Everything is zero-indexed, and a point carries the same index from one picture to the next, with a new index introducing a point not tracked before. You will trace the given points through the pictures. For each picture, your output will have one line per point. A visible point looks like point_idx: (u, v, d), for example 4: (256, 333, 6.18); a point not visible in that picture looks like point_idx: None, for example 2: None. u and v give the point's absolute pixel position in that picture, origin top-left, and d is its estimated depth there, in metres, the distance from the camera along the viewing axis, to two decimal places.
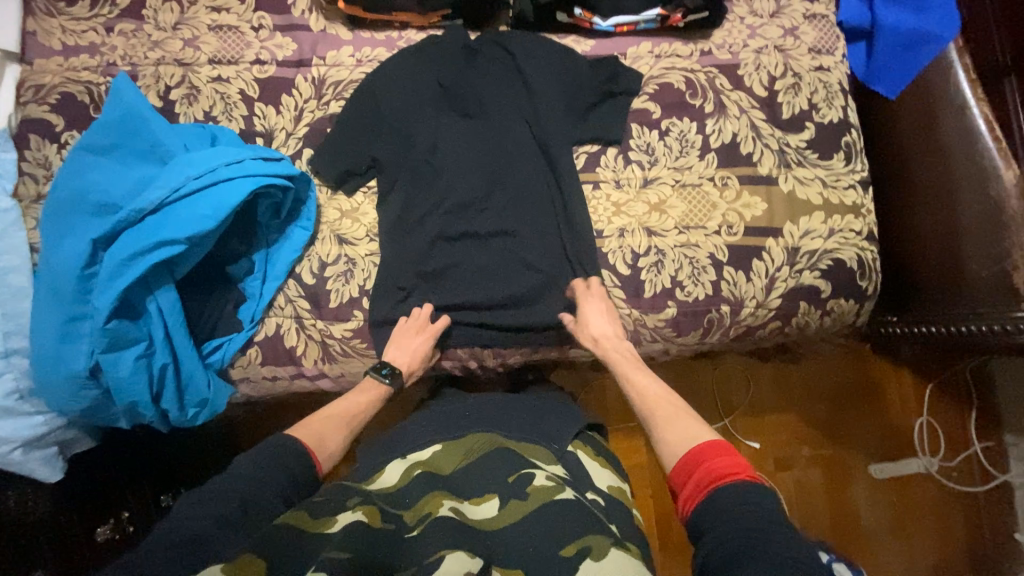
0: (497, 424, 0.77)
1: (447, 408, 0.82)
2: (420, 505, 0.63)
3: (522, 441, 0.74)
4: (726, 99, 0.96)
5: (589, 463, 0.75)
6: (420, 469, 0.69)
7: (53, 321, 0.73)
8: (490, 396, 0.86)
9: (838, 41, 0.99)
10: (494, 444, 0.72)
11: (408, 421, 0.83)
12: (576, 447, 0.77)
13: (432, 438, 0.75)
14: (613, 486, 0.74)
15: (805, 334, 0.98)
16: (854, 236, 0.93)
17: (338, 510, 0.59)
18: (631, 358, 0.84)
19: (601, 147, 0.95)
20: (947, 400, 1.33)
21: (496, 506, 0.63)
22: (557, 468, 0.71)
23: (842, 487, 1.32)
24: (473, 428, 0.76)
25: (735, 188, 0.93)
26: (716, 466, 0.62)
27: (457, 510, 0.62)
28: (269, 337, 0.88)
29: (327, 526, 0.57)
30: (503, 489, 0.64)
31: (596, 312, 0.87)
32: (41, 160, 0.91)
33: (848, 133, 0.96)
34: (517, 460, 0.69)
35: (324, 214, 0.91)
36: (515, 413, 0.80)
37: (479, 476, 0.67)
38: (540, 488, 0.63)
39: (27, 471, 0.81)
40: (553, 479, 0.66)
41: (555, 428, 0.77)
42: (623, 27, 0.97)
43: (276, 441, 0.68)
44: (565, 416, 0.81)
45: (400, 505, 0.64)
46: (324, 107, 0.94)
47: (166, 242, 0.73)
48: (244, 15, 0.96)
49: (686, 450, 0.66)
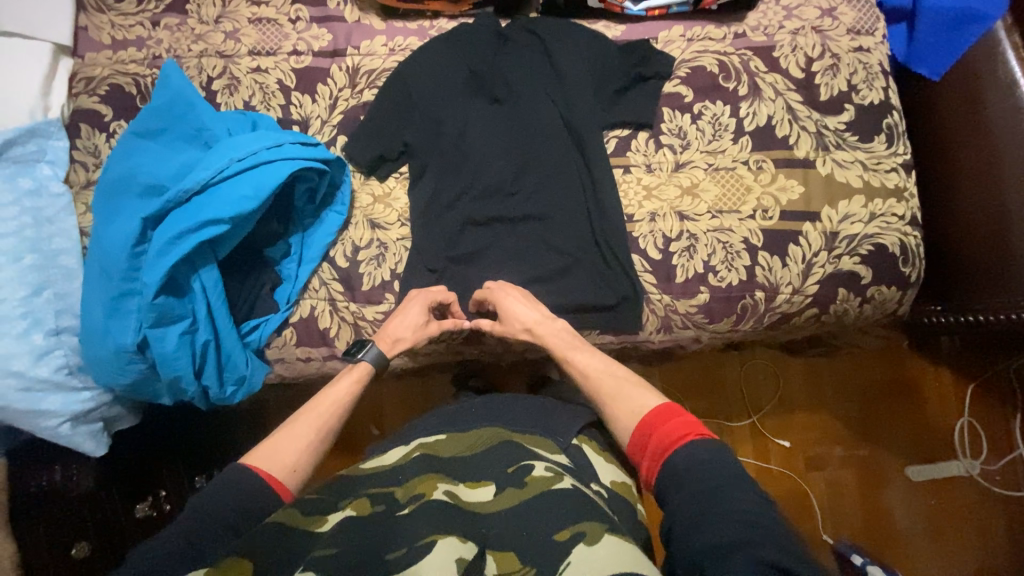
0: (502, 419, 0.77)
1: (455, 407, 0.83)
2: (412, 485, 0.61)
3: (526, 434, 0.73)
4: (760, 82, 0.94)
5: (594, 457, 0.74)
6: (420, 451, 0.68)
7: (102, 297, 0.76)
8: (498, 396, 0.85)
9: (878, 21, 0.96)
10: (499, 437, 0.71)
11: (426, 415, 0.84)
12: (581, 440, 0.76)
13: (438, 430, 0.75)
14: (616, 481, 0.73)
15: (843, 324, 0.96)
16: (896, 220, 0.90)
17: (330, 509, 0.57)
18: (569, 340, 0.82)
19: (632, 131, 0.94)
20: (990, 399, 1.27)
21: (492, 490, 0.61)
22: (560, 456, 0.70)
23: (876, 489, 1.27)
24: (481, 421, 0.76)
25: (770, 172, 0.92)
26: (666, 432, 0.63)
27: (451, 494, 0.60)
28: (304, 318, 0.90)
29: (318, 525, 0.55)
30: (501, 478, 0.63)
31: (517, 302, 0.84)
32: (91, 149, 0.95)
33: (890, 115, 0.93)
34: (520, 450, 0.67)
35: (357, 199, 0.93)
36: (523, 410, 0.79)
37: (484, 462, 0.66)
38: (539, 478, 0.61)
39: (73, 444, 0.84)
40: (552, 469, 0.64)
41: (563, 422, 0.77)
42: (655, 11, 0.97)
43: (233, 470, 0.63)
44: (573, 411, 0.80)
45: (394, 485, 0.62)
46: (358, 95, 0.96)
47: (210, 222, 0.76)
48: (282, 8, 0.99)
49: (636, 422, 0.67)
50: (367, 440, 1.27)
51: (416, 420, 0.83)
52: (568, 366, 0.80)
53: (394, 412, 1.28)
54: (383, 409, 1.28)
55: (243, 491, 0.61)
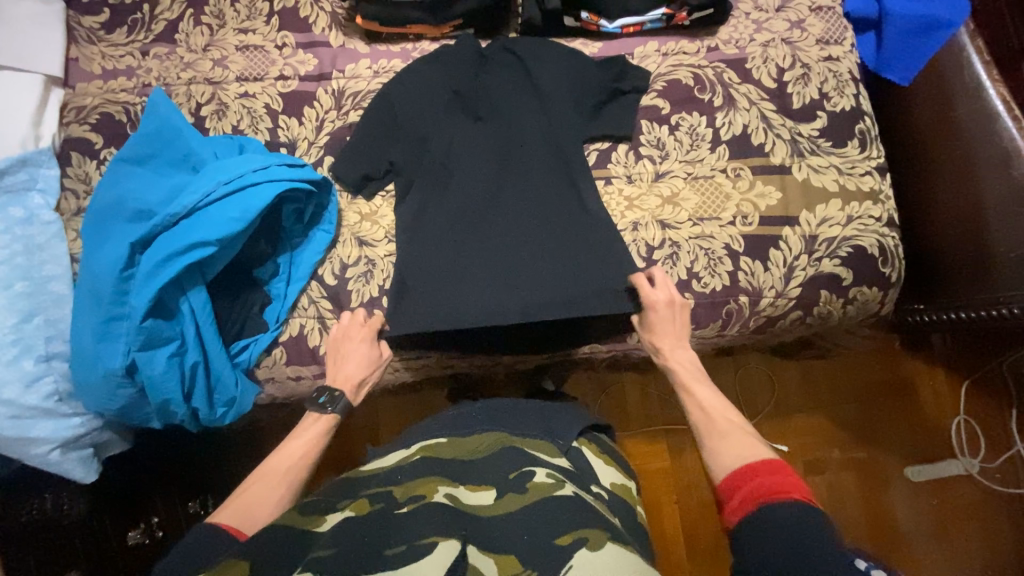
0: (506, 424, 0.77)
1: (456, 413, 0.83)
2: (412, 485, 0.62)
3: (529, 437, 0.73)
4: (734, 93, 0.97)
5: (594, 460, 0.77)
6: (421, 453, 0.70)
7: (91, 323, 0.77)
8: (498, 401, 0.86)
9: (846, 32, 0.99)
10: (503, 443, 0.71)
11: (426, 421, 0.84)
12: (581, 443, 0.79)
13: (439, 434, 0.76)
14: (616, 483, 0.75)
15: (828, 326, 0.97)
16: (873, 222, 0.92)
17: (329, 510, 0.59)
18: (694, 371, 0.82)
19: (612, 143, 0.97)
20: (985, 396, 1.28)
21: (493, 495, 0.61)
22: (562, 460, 0.70)
23: (877, 491, 1.27)
24: (481, 426, 0.77)
25: (748, 179, 0.94)
26: (781, 482, 0.60)
27: (451, 497, 0.60)
28: (293, 337, 0.90)
29: (317, 525, 0.57)
30: (502, 482, 0.63)
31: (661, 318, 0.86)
32: (82, 176, 0.97)
33: (862, 120, 0.96)
34: (524, 457, 0.68)
35: (345, 217, 0.94)
36: (525, 415, 0.80)
37: (483, 466, 0.67)
38: (540, 485, 0.62)
39: (63, 471, 0.84)
40: (554, 476, 0.64)
41: (562, 427, 0.78)
42: (630, 28, 1.00)
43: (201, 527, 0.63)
44: (572, 415, 0.82)
45: (392, 484, 0.63)
46: (344, 117, 0.98)
47: (197, 245, 0.77)
48: (268, 35, 1.02)
49: (759, 459, 0.65)
50: (362, 457, 1.27)
51: (415, 426, 0.85)
52: (685, 395, 0.80)
53: (389, 427, 1.28)
54: (380, 424, 1.28)
55: (211, 539, 0.61)
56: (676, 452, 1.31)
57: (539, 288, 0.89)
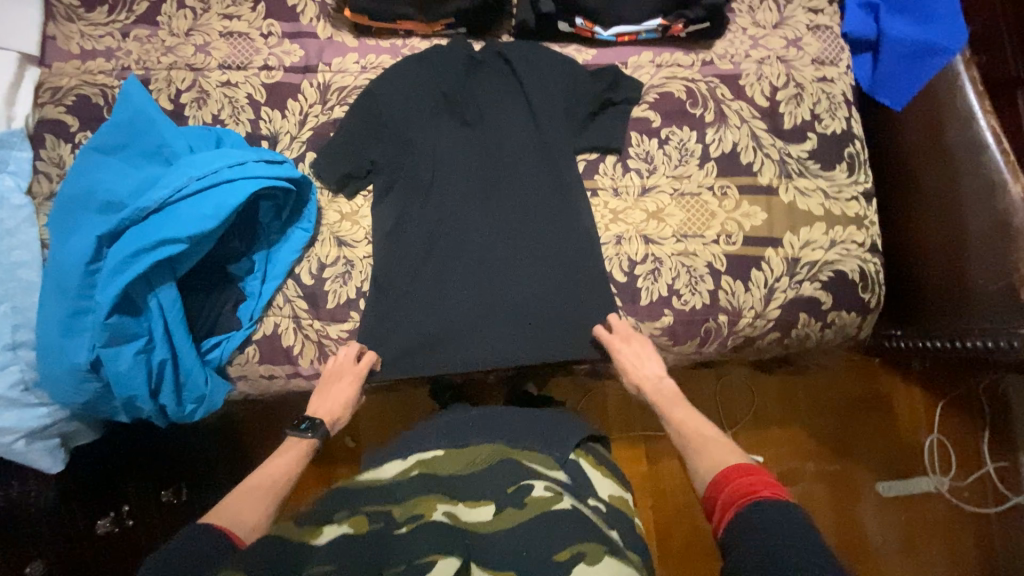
0: (499, 436, 0.76)
1: (451, 420, 0.82)
2: (412, 503, 0.62)
3: (523, 450, 0.73)
4: (726, 109, 0.95)
5: (591, 472, 0.75)
6: (418, 469, 0.69)
7: (56, 315, 0.76)
8: (481, 409, 0.86)
9: (843, 52, 0.98)
10: (501, 454, 0.70)
11: (412, 431, 0.83)
12: (577, 455, 0.77)
13: (437, 443, 0.75)
14: (614, 496, 0.73)
15: (806, 347, 0.97)
16: (856, 247, 0.92)
17: (325, 522, 0.59)
18: None
19: (600, 154, 0.95)
20: (959, 416, 1.29)
21: (493, 510, 0.61)
22: (558, 473, 0.70)
23: (848, 504, 1.29)
24: (477, 438, 0.76)
25: (734, 198, 0.93)
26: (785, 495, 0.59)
27: (451, 515, 0.61)
28: (267, 335, 0.89)
29: (314, 537, 0.57)
30: (501, 497, 0.63)
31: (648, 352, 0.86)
32: (56, 159, 0.94)
33: (851, 144, 0.95)
34: (520, 469, 0.67)
35: (325, 216, 0.92)
36: (517, 423, 0.81)
37: (475, 481, 0.65)
38: (538, 499, 0.62)
39: (29, 461, 0.81)
40: (551, 489, 0.64)
41: (562, 437, 0.77)
42: (625, 36, 0.98)
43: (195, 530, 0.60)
44: (576, 427, 0.82)
45: (390, 501, 0.63)
46: (329, 112, 0.96)
47: (167, 241, 0.75)
48: (254, 23, 0.99)
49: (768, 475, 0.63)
50: (340, 451, 1.27)
51: (408, 432, 0.83)
52: None
53: (369, 424, 1.28)
54: (358, 421, 1.28)
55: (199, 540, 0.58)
56: (653, 458, 1.32)
57: (519, 298, 0.89)
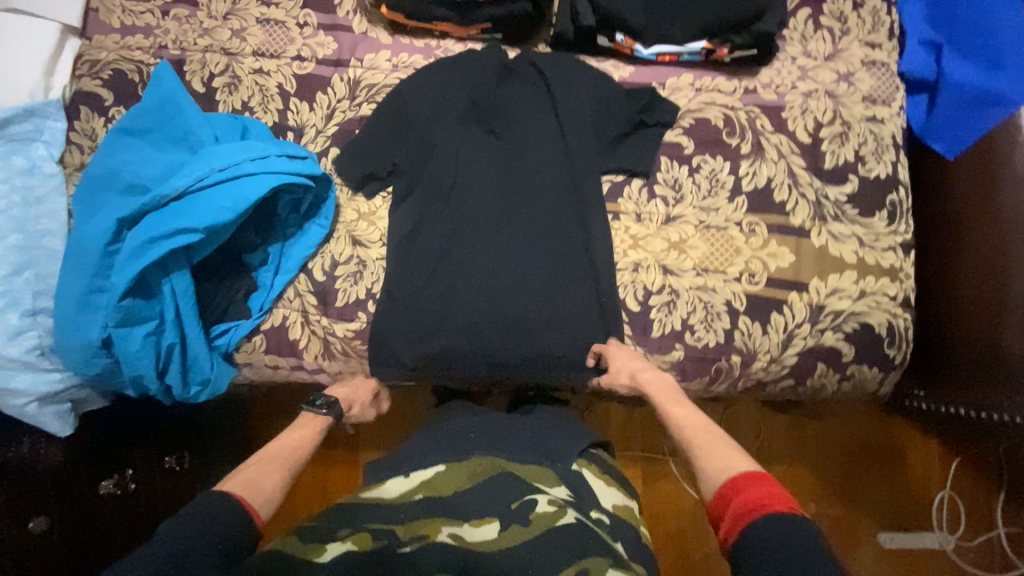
0: (498, 446, 0.74)
1: (450, 428, 0.80)
2: (415, 523, 0.62)
3: (527, 463, 0.70)
4: (765, 142, 0.91)
5: (594, 482, 0.72)
6: (422, 493, 0.66)
7: (72, 290, 0.77)
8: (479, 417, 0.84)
9: (896, 92, 0.93)
10: (499, 468, 0.68)
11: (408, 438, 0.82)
12: (581, 465, 0.74)
13: (436, 457, 0.72)
14: (618, 505, 0.72)
15: (820, 397, 0.93)
16: (887, 301, 0.87)
17: (329, 538, 0.59)
18: None
19: (626, 177, 0.92)
20: (974, 476, 1.23)
21: (496, 527, 0.61)
22: (560, 490, 0.67)
23: (846, 550, 1.25)
24: (477, 449, 0.73)
25: (762, 236, 0.89)
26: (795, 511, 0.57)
27: (455, 536, 0.60)
28: (275, 327, 0.90)
29: (318, 553, 0.57)
30: (503, 512, 0.62)
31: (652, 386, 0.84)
32: (88, 132, 0.96)
33: (895, 191, 0.90)
34: (520, 483, 0.66)
35: (342, 214, 0.92)
36: (516, 431, 0.78)
37: (475, 497, 0.65)
38: (542, 514, 0.62)
39: (40, 423, 0.84)
40: (555, 503, 0.64)
41: (561, 447, 0.75)
42: (665, 56, 0.94)
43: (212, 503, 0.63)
44: (573, 435, 0.79)
45: (392, 520, 0.63)
46: (356, 108, 0.95)
47: (184, 230, 0.76)
48: (291, 12, 0.98)
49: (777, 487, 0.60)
50: (339, 440, 1.28)
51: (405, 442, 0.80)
52: None
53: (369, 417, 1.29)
54: None
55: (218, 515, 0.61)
56: (651, 479, 1.30)
57: (527, 318, 0.87)
